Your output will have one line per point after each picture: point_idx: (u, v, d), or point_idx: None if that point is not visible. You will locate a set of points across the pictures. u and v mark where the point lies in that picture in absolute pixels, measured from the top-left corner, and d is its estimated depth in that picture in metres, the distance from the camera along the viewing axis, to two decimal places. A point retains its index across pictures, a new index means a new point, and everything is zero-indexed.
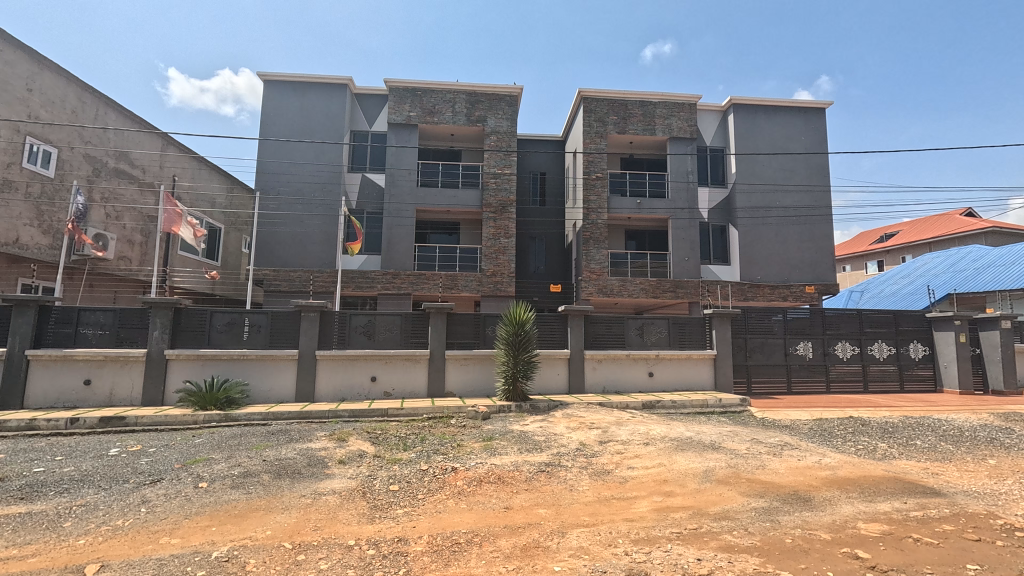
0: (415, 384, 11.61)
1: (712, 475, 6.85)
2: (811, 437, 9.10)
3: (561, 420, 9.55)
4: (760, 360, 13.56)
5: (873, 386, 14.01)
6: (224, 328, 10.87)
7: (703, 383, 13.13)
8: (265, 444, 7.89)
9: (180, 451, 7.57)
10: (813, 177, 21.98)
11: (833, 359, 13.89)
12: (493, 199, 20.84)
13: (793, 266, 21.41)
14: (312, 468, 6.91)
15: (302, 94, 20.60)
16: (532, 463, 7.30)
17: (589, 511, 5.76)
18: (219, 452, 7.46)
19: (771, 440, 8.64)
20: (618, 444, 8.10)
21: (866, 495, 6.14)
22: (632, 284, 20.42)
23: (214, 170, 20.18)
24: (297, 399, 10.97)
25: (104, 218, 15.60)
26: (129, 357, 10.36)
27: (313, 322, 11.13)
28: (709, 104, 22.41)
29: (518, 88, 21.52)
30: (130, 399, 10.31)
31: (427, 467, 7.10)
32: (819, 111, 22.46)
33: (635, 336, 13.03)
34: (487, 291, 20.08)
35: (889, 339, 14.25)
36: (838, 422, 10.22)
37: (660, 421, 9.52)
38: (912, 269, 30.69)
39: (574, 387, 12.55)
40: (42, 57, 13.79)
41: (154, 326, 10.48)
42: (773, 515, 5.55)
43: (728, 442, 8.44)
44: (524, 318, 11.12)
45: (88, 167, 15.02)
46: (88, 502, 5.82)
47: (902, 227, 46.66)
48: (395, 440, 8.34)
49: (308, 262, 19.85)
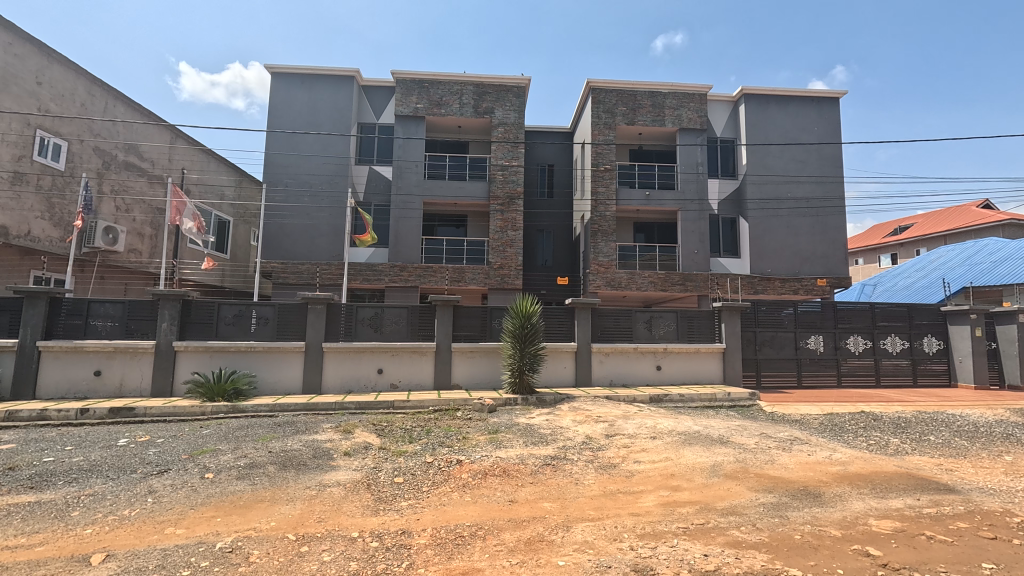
0: (422, 376, 11.58)
1: (720, 469, 6.76)
2: (821, 432, 8.96)
3: (568, 413, 9.49)
4: (770, 354, 13.39)
5: (885, 380, 13.81)
6: (231, 320, 10.92)
7: (712, 377, 12.99)
8: (271, 435, 7.91)
9: (188, 442, 7.61)
10: (825, 168, 21.59)
11: (844, 353, 13.70)
12: (501, 192, 20.74)
13: (804, 259, 21.10)
14: (317, 459, 6.91)
15: (308, 86, 20.57)
16: (537, 456, 7.26)
17: (595, 505, 5.70)
18: (226, 443, 7.48)
19: (781, 435, 8.53)
20: (624, 438, 8.02)
21: (878, 491, 6.02)
22: (641, 277, 20.24)
23: (222, 163, 20.29)
24: (304, 391, 11.00)
25: (114, 211, 15.70)
26: (138, 349, 10.43)
27: (320, 314, 11.16)
28: (720, 95, 22.05)
29: (526, 80, 21.33)
30: (140, 390, 10.38)
31: (432, 459, 7.09)
32: (833, 101, 22.03)
33: (643, 330, 12.91)
34: (494, 284, 20.03)
35: (903, 334, 14.02)
36: (849, 417, 10.08)
37: (667, 415, 9.42)
38: (927, 261, 30.11)
39: (581, 380, 12.47)
40: (51, 50, 13.83)
41: (162, 318, 10.55)
42: (782, 511, 5.47)
43: (737, 436, 8.34)
44: (531, 311, 11.06)
45: (98, 160, 15.12)
46: (96, 492, 5.86)
47: (916, 221, 45.94)
48: (401, 432, 8.33)
49: (316, 255, 19.87)
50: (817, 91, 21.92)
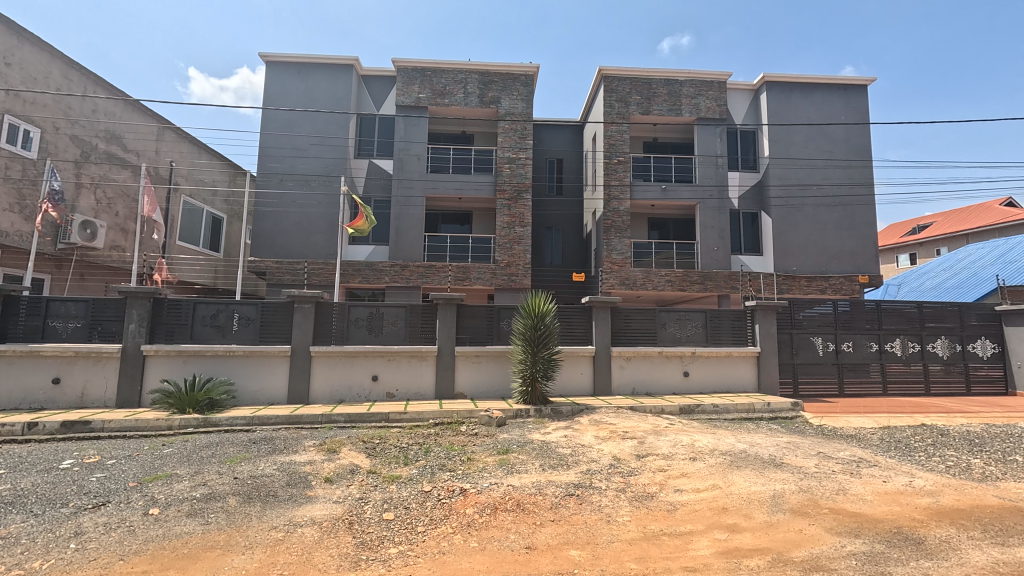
0: (421, 384, 10.39)
1: (783, 503, 5.48)
2: (886, 450, 7.67)
3: (588, 428, 8.21)
4: (808, 359, 12.10)
5: (936, 388, 12.44)
6: (207, 321, 9.74)
7: (745, 384, 11.72)
8: (241, 456, 6.70)
9: (143, 465, 6.44)
10: (854, 158, 20.18)
11: (888, 358, 12.35)
12: (509, 185, 19.57)
13: (832, 257, 19.72)
14: (290, 489, 5.67)
15: (304, 76, 19.48)
16: (557, 484, 5.97)
17: (635, 554, 4.46)
18: (185, 467, 6.29)
19: (842, 455, 7.24)
20: (659, 460, 6.75)
21: (994, 535, 4.73)
22: (657, 275, 19.00)
23: (213, 155, 19.23)
24: (290, 401, 9.84)
25: (95, 204, 14.60)
26: (102, 354, 9.26)
27: (307, 314, 10.00)
28: (740, 83, 20.77)
29: (534, 67, 20.12)
30: (104, 400, 9.24)
31: (430, 488, 5.85)
32: (861, 88, 20.67)
33: (668, 332, 11.60)
34: (502, 283, 18.81)
35: (953, 336, 12.68)
36: (911, 431, 8.75)
37: (704, 430, 8.15)
38: (954, 259, 28.78)
39: (599, 389, 11.25)
40: (21, 29, 12.74)
41: (130, 319, 9.39)
42: (883, 566, 4.20)
43: (790, 457, 7.05)
44: (544, 310, 9.85)
45: (76, 149, 14.05)
46: (8, 534, 4.66)
47: (935, 220, 44.53)
48: (395, 451, 7.11)
49: (313, 253, 18.73)
50: (842, 78, 20.55)
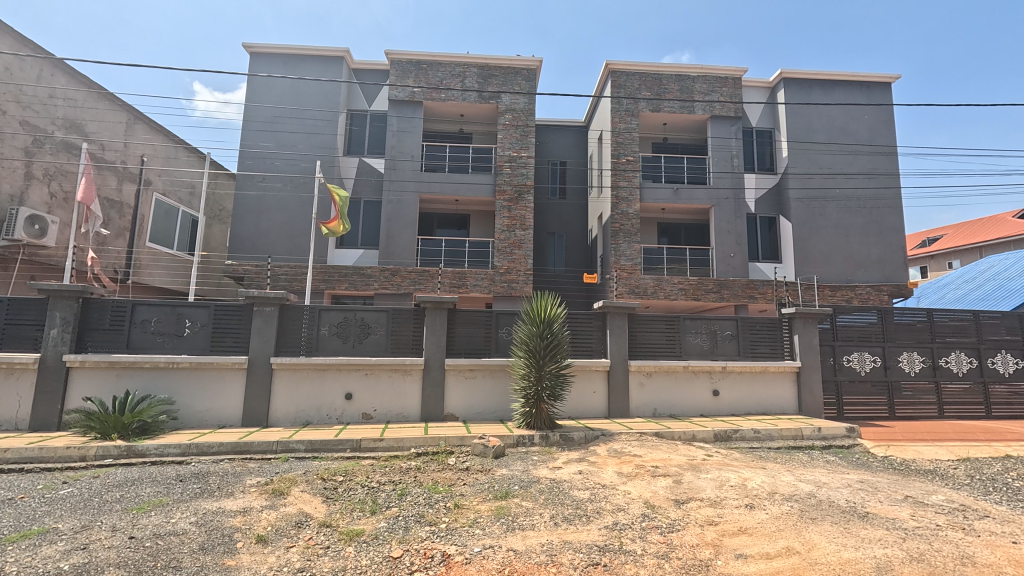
0: (404, 403, 8.81)
1: None
2: (985, 493, 6.06)
3: (609, 462, 6.62)
4: (853, 376, 10.55)
5: (999, 410, 10.83)
6: (149, 327, 8.17)
7: (780, 404, 10.20)
8: (156, 501, 5.07)
9: (18, 515, 4.80)
10: (878, 160, 18.75)
11: (944, 375, 10.77)
12: (508, 185, 18.18)
13: (858, 264, 18.21)
14: (203, 555, 4.03)
15: (291, 68, 18.16)
16: (576, 547, 4.34)
17: None
18: (75, 518, 4.67)
19: (936, 500, 5.65)
20: (706, 508, 5.15)
21: None
22: (670, 283, 17.51)
23: (188, 151, 17.83)
24: (246, 423, 8.24)
25: (48, 198, 13.09)
26: (15, 365, 7.66)
27: (269, 320, 8.44)
28: (756, 80, 19.51)
29: (537, 61, 18.82)
30: (15, 422, 7.65)
31: (400, 553, 4.23)
32: (885, 85, 19.32)
33: (695, 343, 10.04)
34: (500, 290, 17.30)
35: (1015, 351, 11.13)
36: (1001, 466, 7.14)
37: (751, 464, 6.58)
38: (977, 271, 27.33)
39: (614, 410, 9.68)
40: None
41: (51, 323, 7.80)
42: None
43: (873, 503, 5.44)
44: (551, 316, 8.30)
45: (27, 136, 12.56)
46: None
47: (946, 232, 43.22)
48: (361, 494, 5.50)
49: (295, 256, 17.21)
50: (865, 75, 19.26)
